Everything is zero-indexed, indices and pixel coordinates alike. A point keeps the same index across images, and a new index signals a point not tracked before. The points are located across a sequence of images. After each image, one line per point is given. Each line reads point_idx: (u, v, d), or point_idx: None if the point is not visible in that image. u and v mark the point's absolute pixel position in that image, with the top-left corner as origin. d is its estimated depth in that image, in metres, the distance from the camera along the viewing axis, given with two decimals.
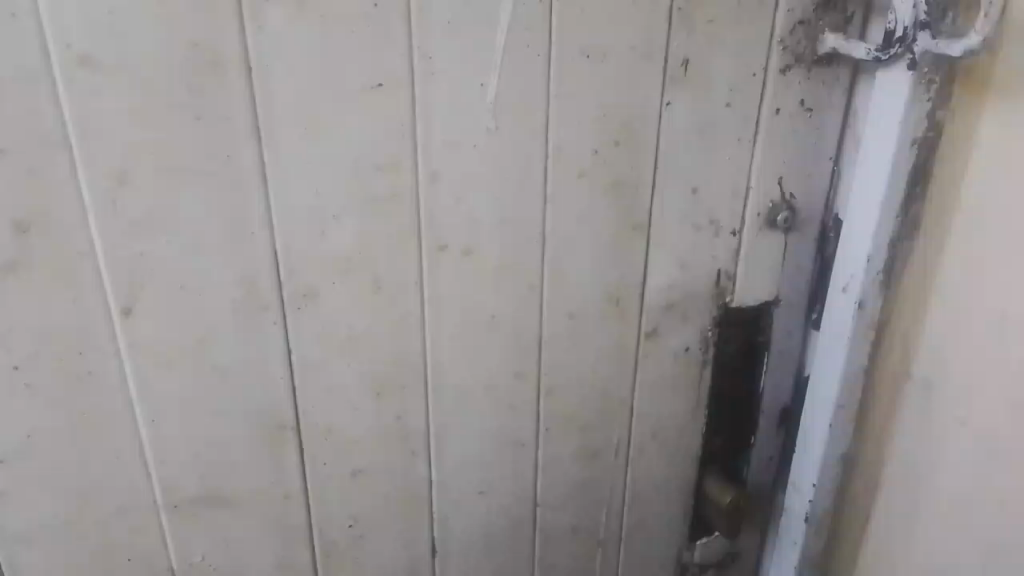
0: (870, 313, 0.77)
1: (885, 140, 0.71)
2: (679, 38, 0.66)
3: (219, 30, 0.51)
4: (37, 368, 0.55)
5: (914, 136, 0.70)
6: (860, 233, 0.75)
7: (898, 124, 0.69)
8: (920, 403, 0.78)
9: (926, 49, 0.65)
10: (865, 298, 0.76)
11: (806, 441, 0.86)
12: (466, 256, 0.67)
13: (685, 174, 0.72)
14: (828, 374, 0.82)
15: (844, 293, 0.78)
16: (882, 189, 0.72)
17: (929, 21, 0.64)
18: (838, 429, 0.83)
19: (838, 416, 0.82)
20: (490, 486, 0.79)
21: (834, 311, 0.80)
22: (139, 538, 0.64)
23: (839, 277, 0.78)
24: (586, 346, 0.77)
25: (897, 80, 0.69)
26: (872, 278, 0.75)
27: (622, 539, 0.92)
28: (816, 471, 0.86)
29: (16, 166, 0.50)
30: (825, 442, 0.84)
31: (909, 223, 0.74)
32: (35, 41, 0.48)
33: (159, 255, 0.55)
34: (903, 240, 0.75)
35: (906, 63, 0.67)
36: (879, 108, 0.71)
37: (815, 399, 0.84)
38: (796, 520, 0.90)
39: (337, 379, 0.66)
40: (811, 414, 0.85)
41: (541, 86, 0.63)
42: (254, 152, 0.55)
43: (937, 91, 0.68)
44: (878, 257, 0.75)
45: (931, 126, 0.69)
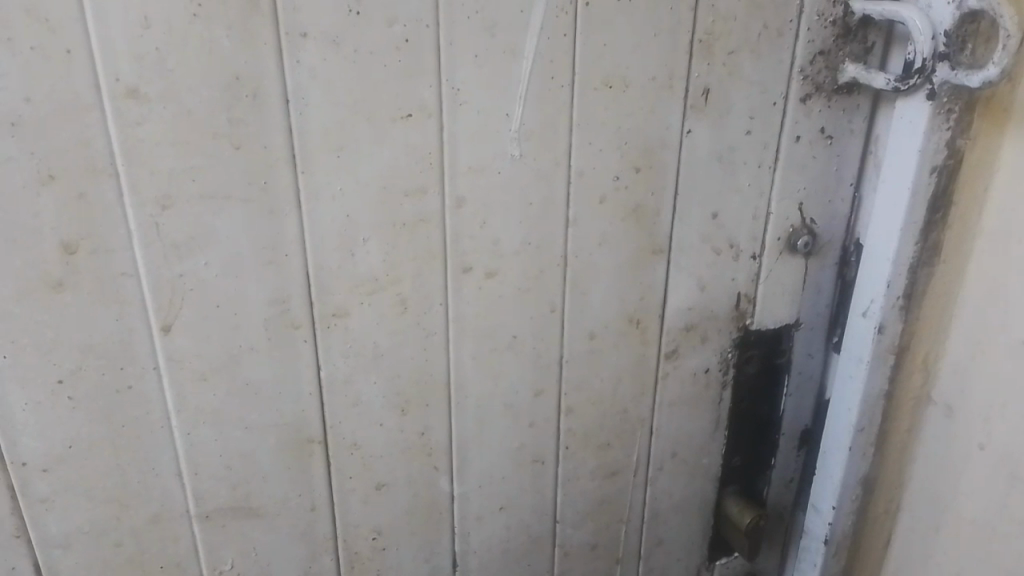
0: (889, 338, 0.78)
1: (904, 168, 0.72)
2: (700, 69, 0.68)
3: (260, 66, 0.54)
4: (81, 383, 0.57)
5: (934, 163, 0.70)
6: (880, 257, 0.76)
7: (918, 153, 0.70)
8: (942, 428, 0.79)
9: (946, 80, 0.65)
10: (884, 322, 0.77)
11: (825, 462, 0.87)
12: (490, 277, 0.69)
13: (705, 199, 0.74)
14: (847, 396, 0.82)
15: (865, 317, 0.79)
16: (902, 216, 0.73)
17: (949, 53, 0.65)
18: (857, 452, 0.83)
19: (857, 439, 0.83)
20: (510, 502, 0.81)
21: (854, 334, 0.80)
22: (172, 547, 0.66)
23: (860, 301, 0.79)
24: (606, 366, 0.79)
25: (917, 108, 0.70)
26: (892, 302, 0.76)
27: (641, 557, 0.93)
28: (835, 493, 0.86)
29: (66, 191, 0.52)
30: (844, 464, 0.84)
31: (930, 248, 0.74)
32: (88, 74, 0.50)
33: (198, 275, 0.58)
34: (924, 265, 0.75)
35: (927, 94, 0.68)
36: (899, 137, 0.72)
37: (834, 421, 0.85)
38: (815, 540, 0.90)
39: (363, 395, 0.68)
40: (830, 436, 0.86)
41: (565, 115, 0.65)
42: (290, 179, 0.58)
43: (956, 120, 0.69)
44: (898, 281, 0.75)
45: (953, 153, 0.70)
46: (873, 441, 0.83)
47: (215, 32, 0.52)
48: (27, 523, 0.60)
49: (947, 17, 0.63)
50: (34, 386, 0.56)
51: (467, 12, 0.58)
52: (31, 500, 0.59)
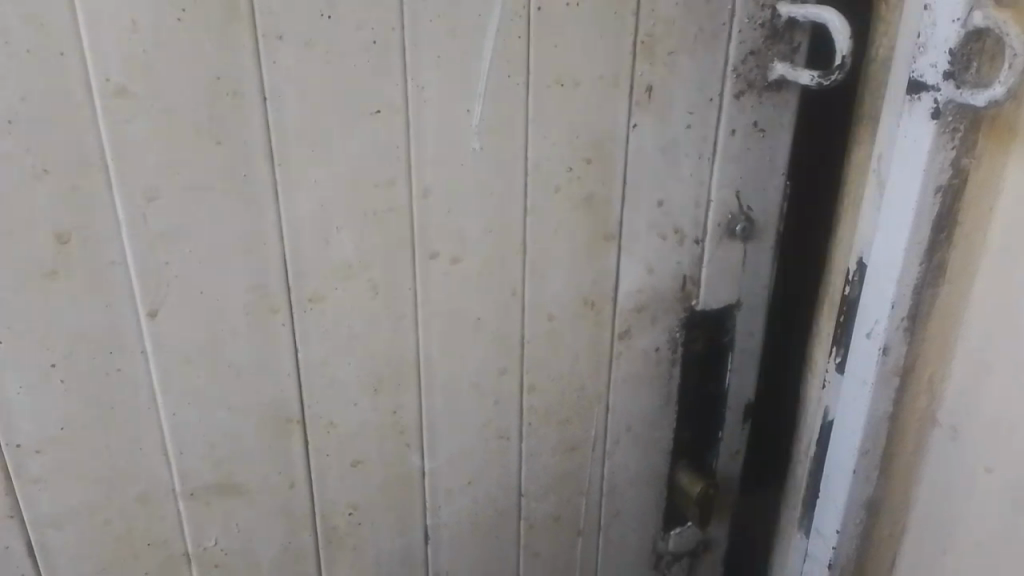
0: (894, 359, 0.78)
1: (906, 188, 0.71)
2: (643, 68, 0.74)
3: (239, 67, 0.59)
4: (72, 366, 0.61)
5: (938, 183, 0.70)
6: (882, 279, 0.75)
7: (922, 173, 0.70)
8: (948, 450, 0.79)
9: (951, 99, 0.66)
10: (889, 343, 0.77)
11: (829, 486, 0.87)
12: (455, 263, 0.74)
13: (652, 188, 0.80)
14: (851, 419, 0.82)
15: (869, 338, 0.78)
16: (906, 237, 0.72)
17: (953, 72, 0.66)
18: (862, 475, 0.84)
19: (861, 462, 0.83)
20: (477, 477, 0.86)
21: (857, 356, 0.80)
22: (158, 524, 0.69)
23: (863, 322, 0.79)
24: (564, 346, 0.85)
25: (919, 127, 0.69)
26: (897, 322, 0.76)
27: (601, 528, 0.99)
28: (839, 517, 0.86)
29: (59, 184, 0.56)
30: (848, 488, 0.84)
31: (934, 267, 0.74)
32: (80, 74, 0.54)
33: (183, 263, 0.62)
34: (928, 286, 0.75)
35: (928, 111, 0.68)
36: (901, 157, 0.71)
37: (837, 443, 0.85)
38: (818, 564, 0.91)
39: (339, 376, 0.73)
40: (834, 458, 0.86)
41: (521, 111, 0.71)
42: (268, 172, 0.62)
43: (961, 138, 0.69)
44: (903, 301, 0.75)
45: (956, 173, 0.70)
46: (877, 464, 0.83)
47: (198, 35, 0.56)
48: (19, 502, 0.63)
49: (951, 35, 0.65)
50: (28, 369, 0.59)
51: (430, 17, 0.63)
52: (23, 479, 0.62)
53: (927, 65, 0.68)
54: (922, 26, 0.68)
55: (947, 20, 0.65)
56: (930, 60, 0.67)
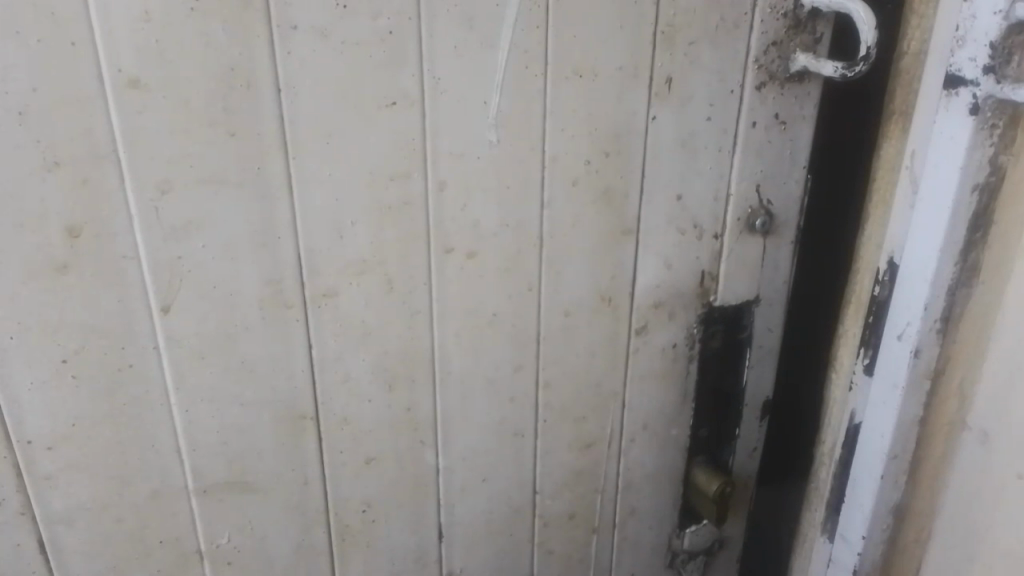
0: (925, 362, 0.78)
1: (942, 188, 0.71)
2: (663, 59, 0.72)
3: (252, 57, 0.57)
4: (85, 362, 0.60)
5: (976, 180, 0.70)
6: (916, 280, 0.75)
7: (959, 171, 0.69)
8: (978, 453, 0.80)
9: (991, 94, 0.66)
10: (921, 343, 0.77)
11: (855, 491, 0.88)
12: (470, 258, 0.73)
13: (671, 182, 0.79)
14: (881, 422, 0.83)
15: (900, 340, 0.79)
16: (942, 238, 0.72)
17: (994, 66, 0.66)
18: (888, 480, 0.84)
19: (889, 466, 0.84)
20: (492, 474, 0.85)
21: (887, 359, 0.80)
22: (171, 521, 0.69)
23: (893, 324, 0.79)
24: (580, 341, 0.83)
25: (957, 125, 0.69)
26: (930, 322, 0.76)
27: (615, 526, 0.97)
28: (865, 523, 0.87)
29: (71, 177, 0.55)
30: (875, 493, 0.85)
31: (969, 268, 0.74)
32: (92, 65, 0.53)
33: (196, 257, 0.61)
34: (962, 286, 0.75)
35: (967, 107, 0.68)
36: (936, 155, 0.71)
37: (865, 446, 0.85)
38: (842, 570, 0.92)
39: (353, 372, 0.72)
40: (862, 462, 0.86)
41: (539, 103, 0.69)
42: (282, 165, 0.61)
43: (999, 135, 0.68)
44: (936, 302, 0.75)
45: (994, 171, 0.70)
46: (905, 468, 0.84)
47: (211, 24, 0.55)
48: (31, 500, 0.62)
49: (992, 28, 0.65)
50: (40, 364, 0.59)
51: (446, 6, 0.62)
52: (35, 477, 0.62)
53: (965, 59, 0.67)
54: (960, 18, 0.67)
55: (987, 12, 0.65)
56: (970, 53, 0.67)
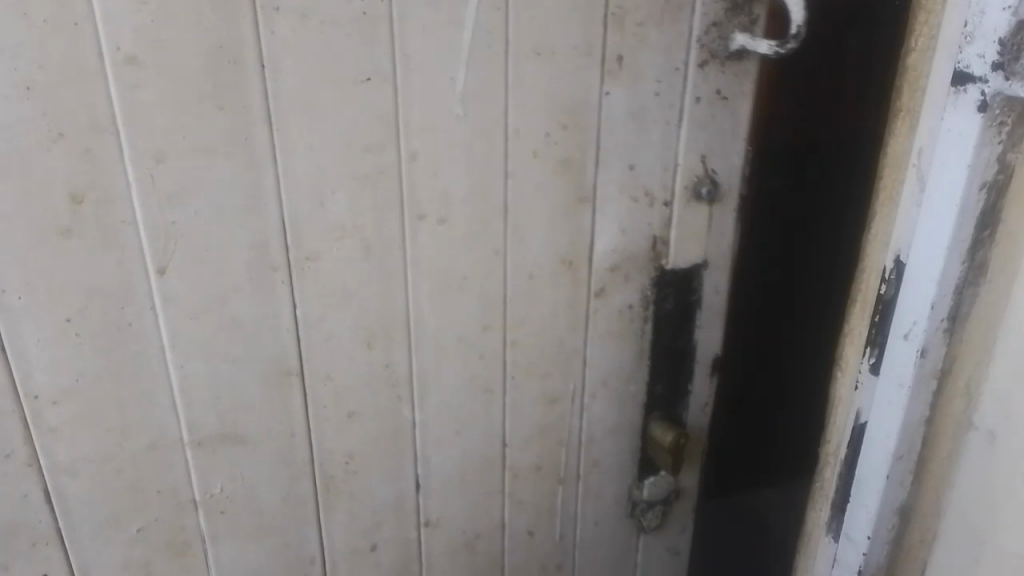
0: (932, 360, 0.80)
1: (949, 188, 0.74)
2: (614, 39, 0.79)
3: (240, 36, 0.63)
4: (87, 321, 0.65)
5: (984, 179, 0.72)
6: (924, 280, 0.78)
7: (966, 170, 0.72)
8: (984, 450, 0.82)
9: (999, 91, 0.68)
10: (929, 342, 0.79)
11: (862, 489, 0.90)
12: (441, 224, 0.79)
13: (623, 153, 0.86)
14: (888, 421, 0.85)
15: (906, 339, 0.81)
16: (949, 237, 0.74)
17: (1003, 62, 0.67)
18: (894, 478, 0.86)
19: (895, 464, 0.86)
20: (464, 427, 0.92)
21: (896, 357, 0.82)
22: (168, 473, 0.74)
23: (900, 323, 0.81)
24: (544, 303, 0.90)
25: (966, 122, 0.71)
26: (937, 321, 0.78)
27: (580, 477, 1.05)
28: (871, 521, 0.89)
29: (74, 147, 0.59)
30: (881, 490, 0.87)
31: (976, 268, 0.76)
32: (93, 43, 0.58)
33: (189, 222, 0.66)
34: (969, 285, 0.77)
35: (976, 105, 0.70)
36: (945, 157, 0.73)
37: (872, 444, 0.88)
38: (849, 568, 0.95)
39: (335, 331, 0.78)
40: (869, 459, 0.88)
41: (501, 80, 0.75)
42: (267, 136, 0.67)
43: (1007, 134, 0.71)
44: (943, 302, 0.77)
45: (1002, 169, 0.72)
46: (910, 468, 0.87)
47: (201, 6, 0.60)
48: (37, 451, 0.67)
49: (1002, 24, 0.66)
50: (46, 323, 0.63)
51: None
52: (42, 430, 0.66)
53: (974, 56, 0.70)
54: (968, 17, 0.70)
55: (996, 9, 0.67)
56: (978, 50, 0.69)
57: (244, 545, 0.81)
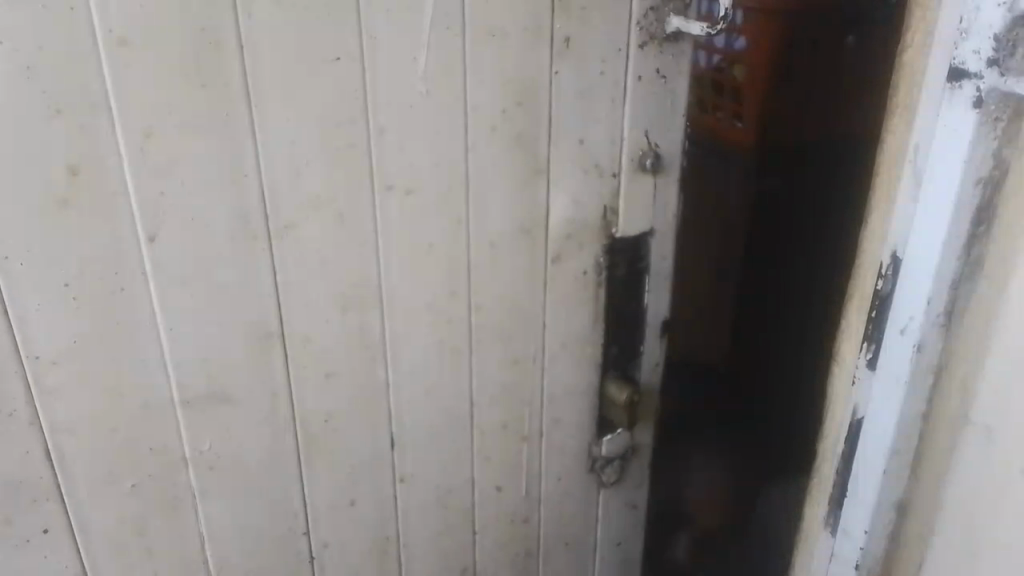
0: (928, 356, 0.80)
1: (945, 183, 0.73)
2: (561, 21, 0.86)
3: (219, 20, 0.68)
4: (84, 285, 0.71)
5: (979, 175, 0.71)
6: (920, 275, 0.77)
7: (960, 166, 0.71)
8: (976, 442, 0.80)
9: (994, 86, 0.68)
10: (924, 339, 0.79)
11: (859, 484, 0.90)
12: (407, 195, 0.85)
13: (573, 128, 0.92)
14: (884, 415, 0.85)
15: (902, 335, 0.81)
16: (945, 231, 0.74)
17: (998, 58, 0.67)
18: (892, 472, 0.86)
19: (893, 460, 0.86)
20: (434, 388, 0.98)
21: (891, 352, 0.82)
22: (160, 431, 0.80)
23: (897, 318, 0.81)
24: (504, 269, 0.96)
25: (959, 120, 0.71)
26: (932, 318, 0.78)
27: (543, 435, 1.10)
28: (869, 515, 0.89)
29: (71, 123, 0.66)
30: (878, 485, 0.87)
31: (972, 264, 0.76)
32: (87, 28, 0.64)
33: (175, 194, 0.72)
34: (964, 281, 0.76)
35: (970, 100, 0.70)
36: (939, 151, 0.73)
37: (869, 439, 0.87)
38: (847, 564, 0.95)
39: (313, 295, 0.83)
40: (864, 454, 0.88)
41: (460, 59, 0.82)
42: (246, 110, 0.72)
43: (1003, 130, 0.70)
44: (938, 298, 0.77)
45: (997, 165, 0.71)
46: (908, 462, 0.86)
47: None
48: (39, 410, 0.73)
49: (996, 21, 0.66)
50: (46, 287, 0.70)
51: None
52: (42, 390, 0.73)
53: (970, 51, 0.69)
54: (963, 12, 0.70)
55: (991, 6, 0.67)
56: (974, 46, 0.69)
57: (231, 500, 0.88)
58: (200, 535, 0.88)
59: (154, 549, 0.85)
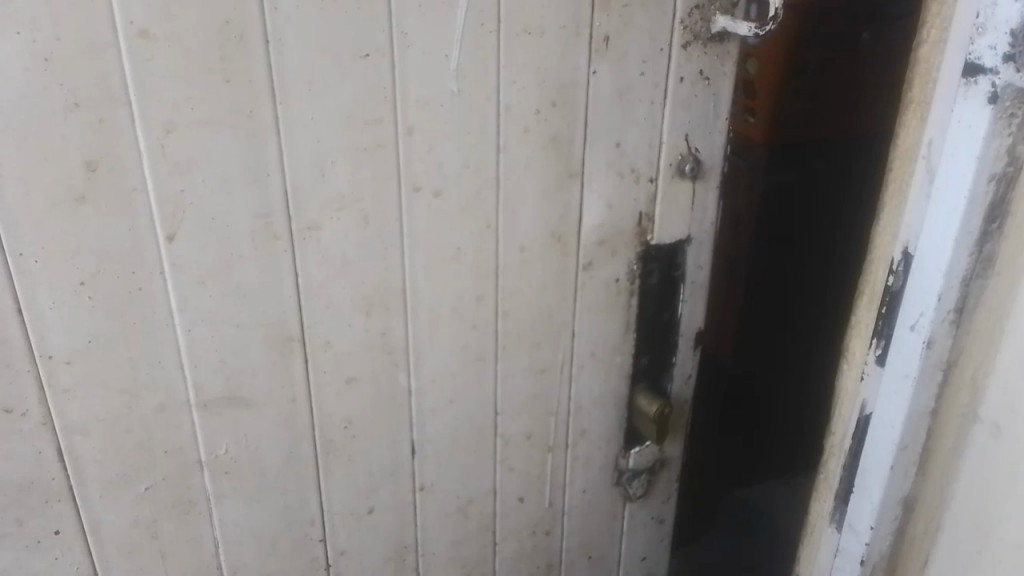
0: (937, 354, 0.75)
1: (959, 178, 0.68)
2: (601, 19, 0.81)
3: (244, 13, 0.66)
4: (99, 284, 0.69)
5: (993, 171, 0.67)
6: (931, 271, 0.72)
7: (976, 161, 0.67)
8: (985, 449, 0.77)
9: (1010, 82, 0.64)
10: (934, 336, 0.74)
11: (864, 482, 0.85)
12: (435, 197, 0.81)
13: (609, 129, 0.87)
14: (891, 413, 0.80)
15: (911, 331, 0.76)
16: (957, 226, 0.69)
17: (1015, 54, 0.63)
18: (899, 470, 0.82)
19: (900, 457, 0.81)
20: (458, 396, 0.95)
21: (900, 349, 0.77)
22: (176, 433, 0.78)
23: (907, 315, 0.76)
24: (534, 276, 0.92)
25: (975, 114, 0.66)
26: (943, 315, 0.73)
27: (568, 445, 1.06)
28: (874, 514, 0.84)
29: (89, 117, 0.64)
30: (884, 484, 0.82)
31: (985, 260, 0.71)
32: (106, 20, 0.62)
33: (195, 192, 0.70)
34: (977, 277, 0.72)
35: (986, 95, 0.65)
36: (953, 143, 0.68)
37: (874, 436, 0.83)
38: (850, 561, 0.89)
39: (335, 298, 0.81)
40: (870, 451, 0.83)
41: (492, 58, 0.78)
42: (270, 107, 0.70)
43: (1018, 127, 0.66)
44: (949, 294, 0.72)
45: (1012, 161, 0.67)
46: (916, 460, 0.82)
47: None
48: (51, 411, 0.72)
49: (1014, 15, 0.62)
50: (61, 286, 0.68)
51: None
52: (56, 390, 0.71)
53: (985, 47, 0.64)
54: (980, 5, 0.64)
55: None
56: (990, 41, 0.64)
57: (247, 505, 0.86)
58: (214, 540, 0.86)
59: (166, 552, 0.84)
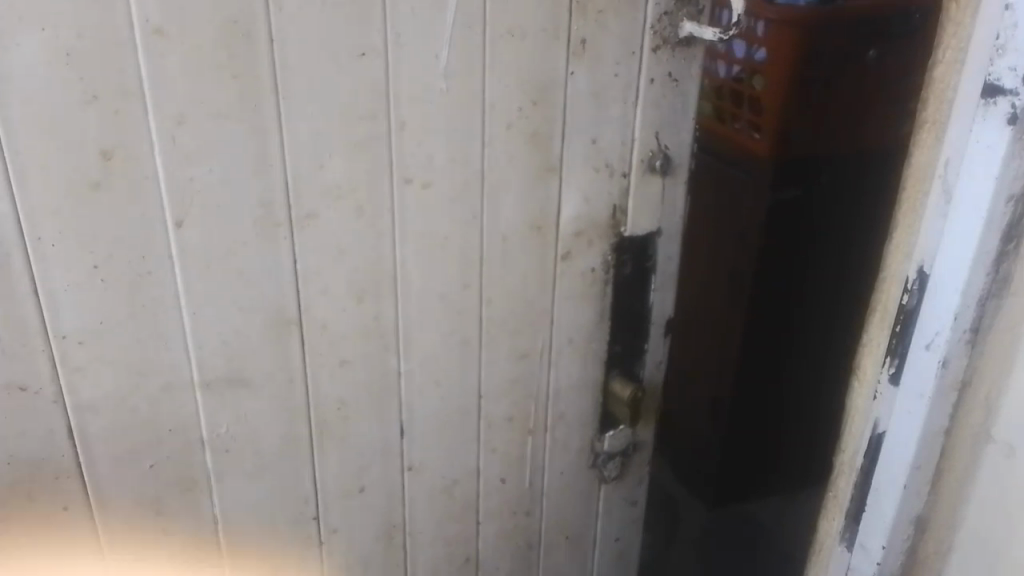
0: (952, 374, 0.70)
1: (979, 191, 0.64)
2: (579, 24, 0.87)
3: (251, 14, 0.71)
4: (111, 267, 0.73)
5: (1011, 192, 0.63)
6: (947, 289, 0.68)
7: (994, 181, 0.63)
8: (999, 471, 0.72)
9: None
10: (950, 357, 0.69)
11: (875, 505, 0.78)
12: (425, 188, 0.87)
13: (586, 127, 0.94)
14: (904, 438, 0.74)
15: (927, 351, 0.71)
16: (973, 247, 0.65)
17: None
18: (911, 491, 0.75)
19: (913, 479, 0.75)
20: (444, 379, 1.00)
21: (912, 369, 0.72)
22: (179, 412, 0.82)
23: (923, 333, 0.71)
24: (516, 265, 0.98)
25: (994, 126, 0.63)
26: (959, 335, 0.68)
27: (547, 429, 1.12)
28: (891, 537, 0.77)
29: (106, 109, 0.68)
30: (895, 510, 0.76)
31: (1000, 279, 0.67)
32: (124, 18, 0.66)
33: (203, 181, 0.74)
34: (992, 297, 0.67)
35: (1005, 114, 0.62)
36: (985, 149, 0.63)
37: (896, 460, 0.75)
38: None
39: (330, 283, 0.85)
40: (887, 476, 0.77)
41: (479, 58, 0.84)
42: (274, 102, 0.75)
43: None
44: (966, 313, 0.67)
45: None
46: (931, 481, 0.75)
47: None
48: (63, 389, 0.76)
49: None
50: (75, 268, 0.72)
51: None
52: (68, 368, 0.75)
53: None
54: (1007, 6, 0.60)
55: None
56: None
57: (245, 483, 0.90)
58: (213, 517, 0.90)
59: (168, 529, 0.87)
